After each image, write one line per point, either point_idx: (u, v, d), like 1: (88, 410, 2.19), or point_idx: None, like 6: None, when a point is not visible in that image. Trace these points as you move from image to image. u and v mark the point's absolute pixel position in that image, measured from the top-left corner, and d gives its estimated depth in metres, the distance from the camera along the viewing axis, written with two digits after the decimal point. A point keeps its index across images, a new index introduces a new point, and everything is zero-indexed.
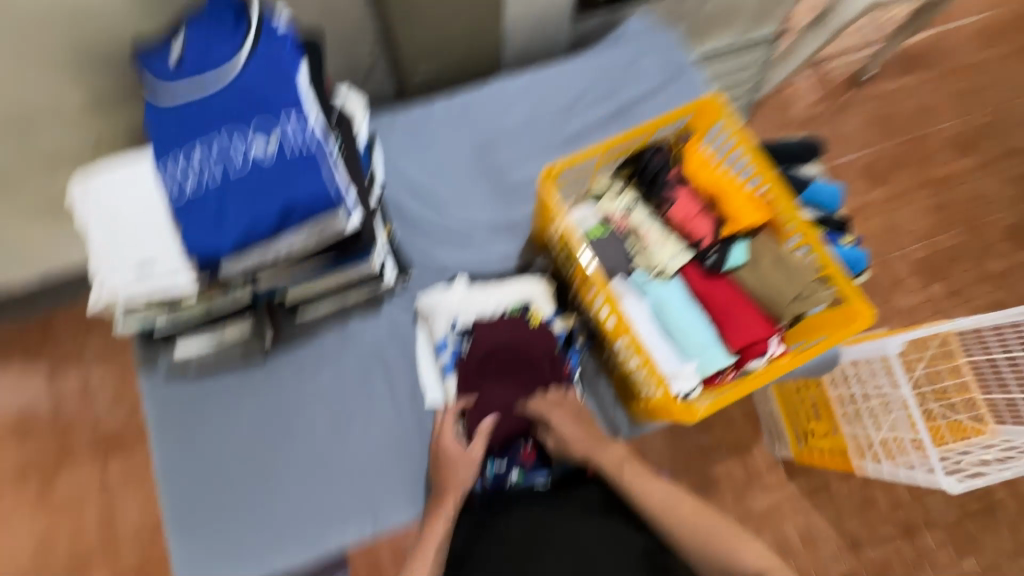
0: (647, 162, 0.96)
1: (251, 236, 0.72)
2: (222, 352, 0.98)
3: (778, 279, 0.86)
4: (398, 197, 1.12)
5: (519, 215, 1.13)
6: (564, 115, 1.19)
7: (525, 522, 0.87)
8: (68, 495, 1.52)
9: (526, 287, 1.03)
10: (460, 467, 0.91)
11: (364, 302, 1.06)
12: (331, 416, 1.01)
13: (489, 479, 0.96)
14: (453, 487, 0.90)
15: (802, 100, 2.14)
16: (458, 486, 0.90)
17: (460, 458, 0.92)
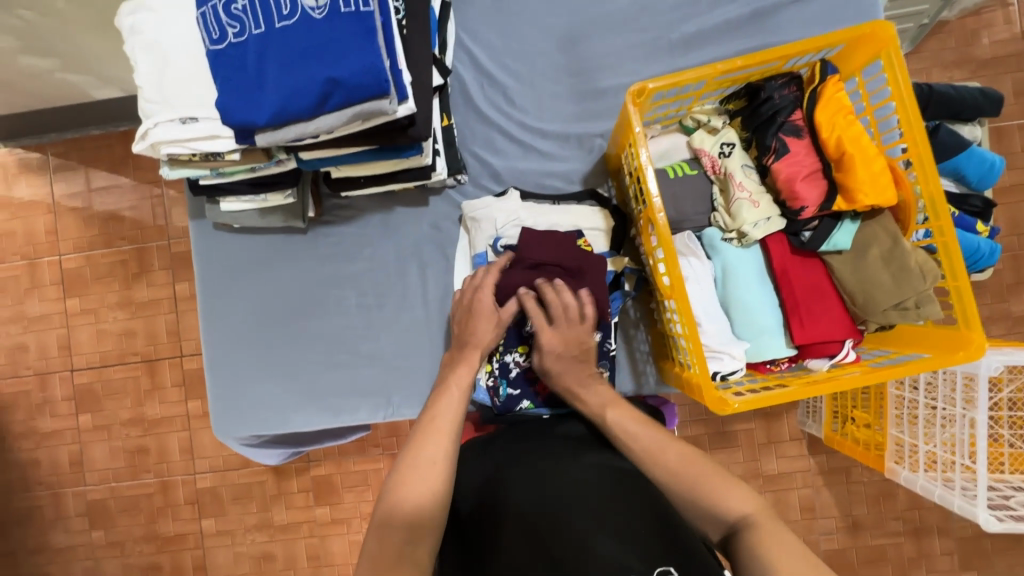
0: (766, 96, 0.76)
1: (290, 110, 0.64)
2: (265, 217, 0.95)
3: (880, 279, 0.71)
4: (467, 80, 1.00)
5: (596, 129, 0.98)
6: (682, 9, 0.97)
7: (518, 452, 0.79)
8: (144, 300, 1.71)
9: (583, 215, 0.92)
10: (480, 319, 0.84)
11: (412, 193, 1.00)
12: (361, 301, 1.01)
13: (501, 398, 0.92)
14: (475, 344, 0.84)
15: (995, 34, 1.71)
16: (480, 344, 0.84)
17: (486, 309, 0.85)
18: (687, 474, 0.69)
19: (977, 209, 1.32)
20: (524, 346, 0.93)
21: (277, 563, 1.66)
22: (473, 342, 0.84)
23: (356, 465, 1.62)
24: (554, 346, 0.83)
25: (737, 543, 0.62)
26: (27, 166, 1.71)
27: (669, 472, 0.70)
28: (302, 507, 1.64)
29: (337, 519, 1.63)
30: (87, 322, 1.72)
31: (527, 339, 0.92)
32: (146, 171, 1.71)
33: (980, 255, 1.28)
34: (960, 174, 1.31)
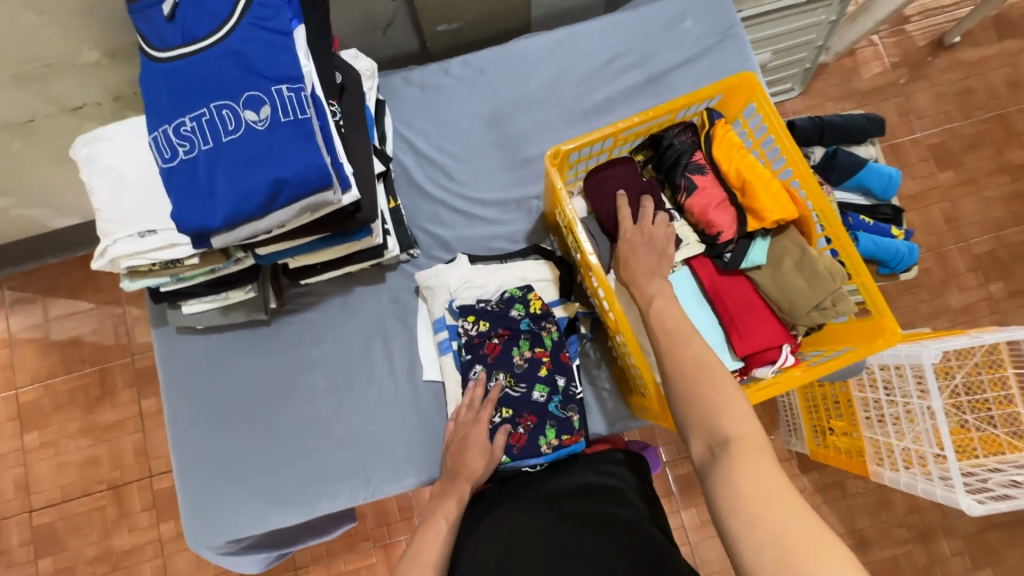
0: (669, 143, 0.87)
1: (242, 211, 0.70)
2: (227, 315, 0.98)
3: (799, 284, 0.78)
4: (408, 164, 1.09)
5: (530, 192, 1.07)
6: (589, 81, 1.10)
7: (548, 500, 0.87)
8: (108, 422, 1.65)
9: (529, 268, 0.98)
10: (473, 454, 0.87)
11: (369, 272, 1.05)
12: (328, 385, 1.02)
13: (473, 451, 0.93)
14: (467, 475, 0.86)
15: (870, 69, 1.98)
16: (471, 476, 0.86)
17: (480, 443, 0.88)
18: (701, 377, 0.64)
19: (888, 216, 1.46)
20: (507, 408, 0.92)
21: None
22: (464, 474, 0.86)
23: (346, 566, 1.50)
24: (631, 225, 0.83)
25: (719, 464, 0.57)
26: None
27: (689, 362, 0.66)
28: None
29: None
30: (46, 456, 1.64)
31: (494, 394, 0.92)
32: (107, 291, 1.72)
33: (901, 257, 1.41)
34: (865, 189, 1.46)
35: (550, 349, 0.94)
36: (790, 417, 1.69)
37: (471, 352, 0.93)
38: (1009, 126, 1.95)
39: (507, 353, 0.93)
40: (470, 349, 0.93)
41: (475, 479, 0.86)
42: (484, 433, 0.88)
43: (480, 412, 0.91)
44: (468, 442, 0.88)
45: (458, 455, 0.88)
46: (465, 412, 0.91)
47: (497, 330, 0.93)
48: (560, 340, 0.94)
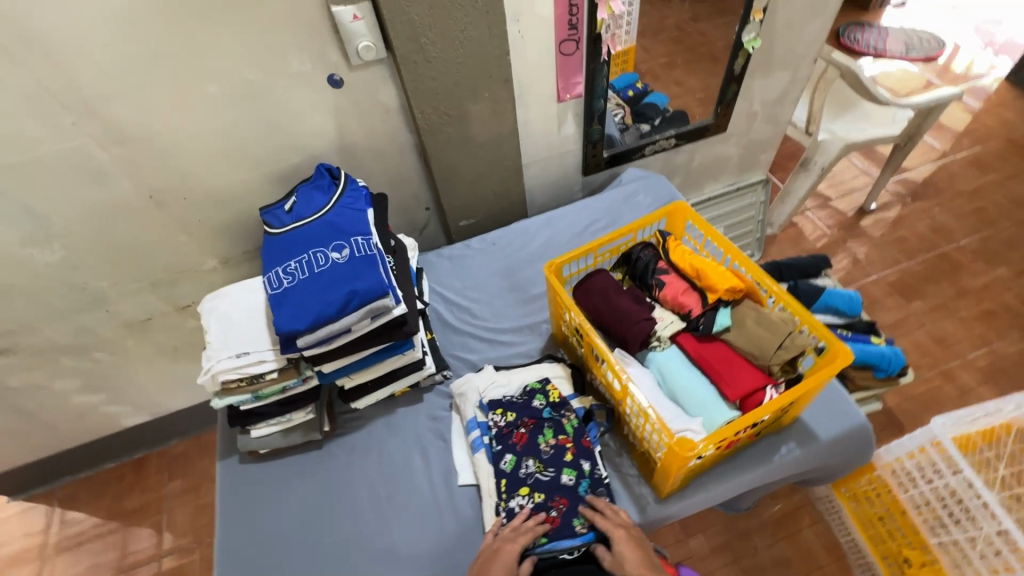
0: (636, 257, 1.15)
1: (324, 315, 0.96)
2: (287, 436, 1.13)
3: (761, 333, 0.97)
4: (440, 310, 1.37)
5: (540, 318, 1.32)
6: (575, 240, 1.47)
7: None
8: None
9: (546, 368, 1.16)
10: (499, 566, 0.89)
11: (409, 395, 1.23)
12: (371, 498, 1.09)
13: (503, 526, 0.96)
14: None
15: (813, 233, 2.40)
16: None
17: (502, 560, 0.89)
18: None
19: (865, 328, 1.63)
20: (525, 488, 0.99)
21: None
22: None
23: None
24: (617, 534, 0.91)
25: None
26: (29, 518, 1.75)
27: None
28: None
29: None
30: None
31: (525, 479, 1.00)
32: (152, 492, 1.78)
33: (889, 360, 1.51)
34: (835, 308, 1.63)
35: (572, 435, 1.03)
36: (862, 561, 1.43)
37: (501, 443, 1.04)
38: (952, 261, 2.25)
39: (533, 441, 1.03)
40: (500, 439, 1.04)
41: None
42: (514, 552, 0.90)
43: (519, 536, 0.93)
44: (498, 555, 0.90)
45: (483, 565, 0.90)
46: (507, 530, 0.94)
47: (523, 419, 1.05)
48: (580, 424, 1.04)
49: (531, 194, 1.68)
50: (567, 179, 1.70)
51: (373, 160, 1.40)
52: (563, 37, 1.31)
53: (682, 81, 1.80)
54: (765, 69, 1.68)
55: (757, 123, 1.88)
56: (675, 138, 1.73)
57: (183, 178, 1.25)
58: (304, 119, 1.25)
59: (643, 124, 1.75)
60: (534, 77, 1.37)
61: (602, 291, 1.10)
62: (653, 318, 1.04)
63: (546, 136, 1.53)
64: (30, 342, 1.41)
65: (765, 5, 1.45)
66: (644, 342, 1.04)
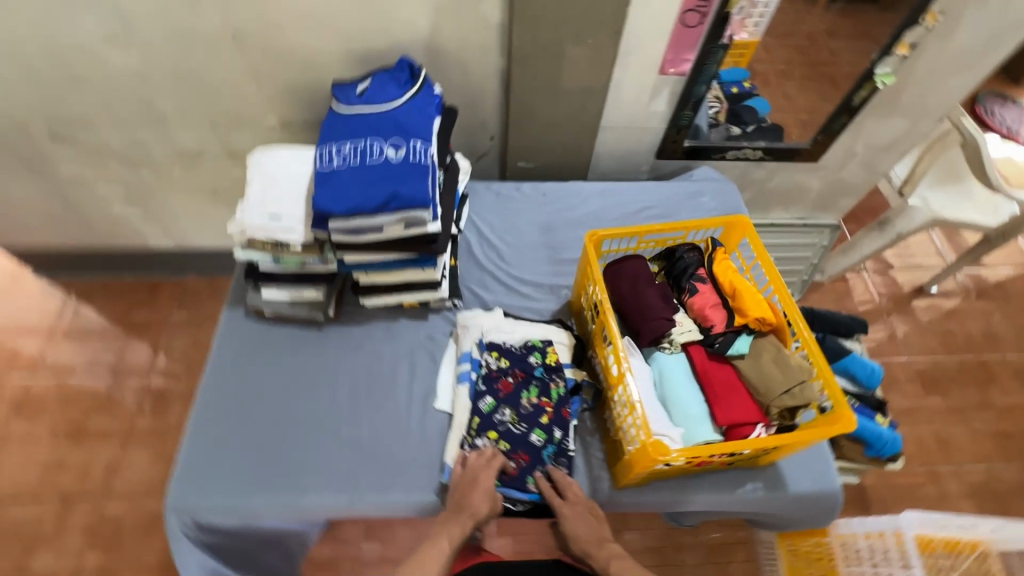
0: (679, 256, 1.11)
1: (362, 207, 0.97)
2: (293, 307, 1.17)
3: (774, 372, 0.93)
4: (471, 242, 1.36)
5: (563, 282, 1.31)
6: (624, 219, 1.43)
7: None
8: (97, 431, 1.68)
9: (552, 330, 1.16)
10: (479, 494, 0.94)
11: (415, 310, 1.25)
12: (351, 390, 1.13)
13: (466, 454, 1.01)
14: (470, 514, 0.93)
15: (861, 295, 2.30)
16: (474, 513, 0.93)
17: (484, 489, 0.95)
18: None
19: (873, 404, 1.57)
20: (494, 433, 1.02)
21: None
22: (469, 510, 0.93)
23: None
24: (577, 501, 0.97)
25: None
26: (49, 298, 1.88)
27: None
28: None
29: None
30: (19, 449, 1.64)
31: (496, 424, 1.03)
32: (160, 314, 1.89)
33: (884, 442, 1.48)
34: (851, 374, 1.59)
35: (554, 401, 1.05)
36: None
37: (486, 384, 1.06)
38: (989, 371, 2.15)
39: (517, 393, 1.05)
40: (487, 380, 1.06)
41: (476, 516, 0.93)
42: (492, 480, 0.96)
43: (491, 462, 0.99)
44: (478, 482, 0.95)
45: (464, 491, 0.95)
46: (475, 459, 0.99)
47: (514, 370, 1.07)
48: (565, 393, 1.06)
49: (597, 159, 1.62)
50: (638, 156, 1.63)
51: (455, 71, 1.35)
52: (690, 5, 1.22)
53: (791, 96, 1.64)
54: (886, 109, 1.54)
55: (853, 164, 1.75)
56: (761, 151, 1.65)
57: (268, 26, 1.23)
58: (402, 6, 1.20)
59: (734, 126, 1.65)
60: (645, 39, 1.29)
61: (631, 278, 1.08)
62: (673, 321, 1.02)
63: (634, 104, 1.45)
64: (88, 137, 1.45)
65: (917, 40, 1.37)
66: (655, 340, 1.02)
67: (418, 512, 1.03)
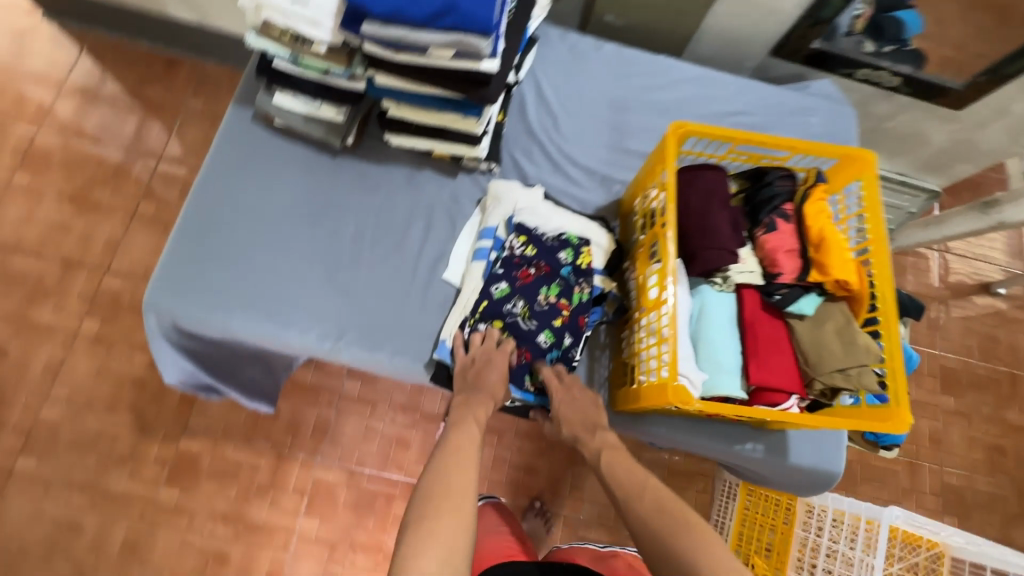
0: (769, 181, 0.91)
1: (405, 14, 0.75)
2: (307, 123, 1.00)
3: (834, 345, 0.80)
4: (527, 99, 1.13)
5: (618, 175, 1.11)
6: (711, 120, 1.18)
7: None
8: (101, 204, 1.61)
9: (592, 228, 1.00)
10: (496, 374, 0.90)
11: (444, 163, 1.08)
12: (356, 234, 1.02)
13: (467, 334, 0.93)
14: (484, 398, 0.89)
15: (923, 277, 2.08)
16: (492, 394, 0.89)
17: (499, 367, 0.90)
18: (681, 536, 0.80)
19: None
20: (500, 323, 0.93)
21: (84, 538, 1.40)
22: (486, 389, 0.89)
23: (235, 452, 1.48)
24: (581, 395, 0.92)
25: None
26: (57, 46, 1.69)
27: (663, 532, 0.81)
28: (150, 480, 1.45)
29: (178, 508, 1.43)
30: (23, 201, 1.59)
31: (505, 314, 0.93)
32: (173, 95, 1.70)
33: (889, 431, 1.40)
34: None
35: (573, 305, 0.93)
36: None
37: (504, 268, 0.94)
38: None
39: (535, 287, 0.93)
40: (506, 265, 0.94)
41: (492, 397, 0.89)
42: (507, 362, 0.90)
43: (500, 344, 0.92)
44: (494, 361, 0.90)
45: (479, 372, 0.90)
46: (478, 345, 0.91)
47: (539, 262, 0.94)
48: (588, 301, 0.94)
49: (701, 36, 1.31)
50: (752, 45, 1.31)
51: None
52: None
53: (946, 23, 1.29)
54: None
55: None
56: (902, 80, 1.31)
57: None
58: None
59: (869, 42, 1.29)
60: None
61: (702, 195, 0.90)
62: (737, 257, 0.85)
63: None
64: None
65: None
66: (707, 272, 0.87)
67: (410, 377, 0.99)
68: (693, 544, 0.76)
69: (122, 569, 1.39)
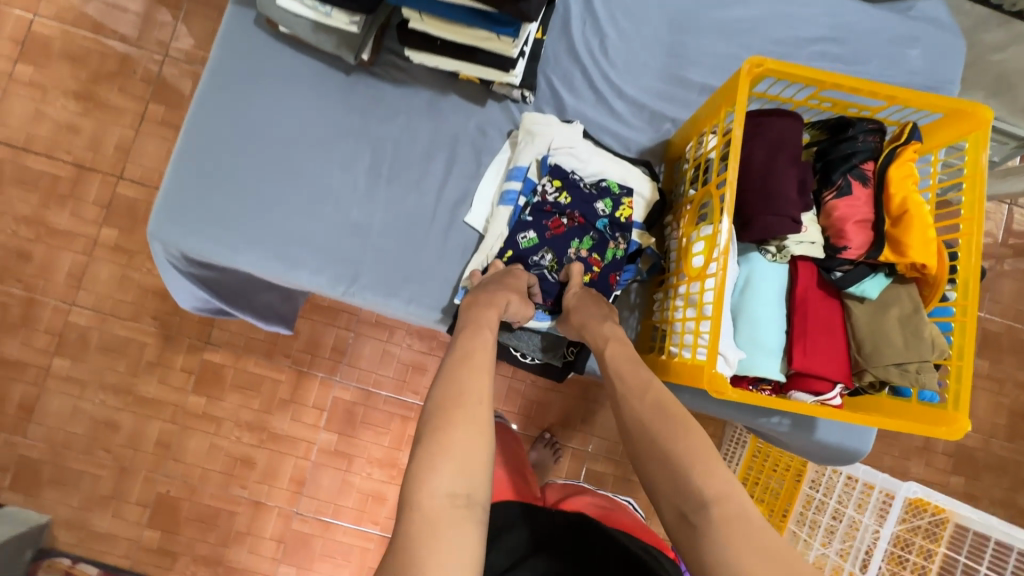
0: (853, 135, 0.77)
1: None
2: (317, 34, 0.87)
3: (895, 337, 0.72)
4: (572, 12, 0.96)
5: (669, 112, 0.97)
6: (788, 48, 0.99)
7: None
8: (107, 103, 1.48)
9: (635, 176, 0.89)
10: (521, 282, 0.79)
11: (472, 88, 0.95)
12: (372, 166, 0.92)
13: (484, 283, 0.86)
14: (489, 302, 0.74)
15: None
16: (516, 290, 0.77)
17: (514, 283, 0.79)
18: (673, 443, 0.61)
19: None
20: None
21: (120, 435, 1.42)
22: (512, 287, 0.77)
23: (256, 366, 1.45)
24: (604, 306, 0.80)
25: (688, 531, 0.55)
26: None
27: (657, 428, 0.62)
28: (176, 388, 1.44)
29: (207, 415, 1.43)
30: (27, 95, 1.47)
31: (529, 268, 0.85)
32: None
33: None
34: None
35: (605, 262, 0.85)
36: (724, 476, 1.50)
37: (534, 216, 0.85)
38: None
39: (567, 239, 0.85)
40: (536, 212, 0.84)
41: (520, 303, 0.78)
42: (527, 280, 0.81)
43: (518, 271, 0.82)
44: (515, 274, 0.80)
45: (500, 278, 0.79)
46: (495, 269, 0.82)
47: (573, 212, 0.84)
48: (621, 259, 0.85)
49: None
50: None
51: None
52: None
53: None
54: None
55: None
56: None
57: None
58: None
59: None
60: None
61: (768, 147, 0.77)
62: (800, 225, 0.74)
63: None
64: None
65: None
66: (762, 239, 0.77)
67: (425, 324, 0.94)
68: (702, 447, 0.59)
69: (158, 465, 1.41)
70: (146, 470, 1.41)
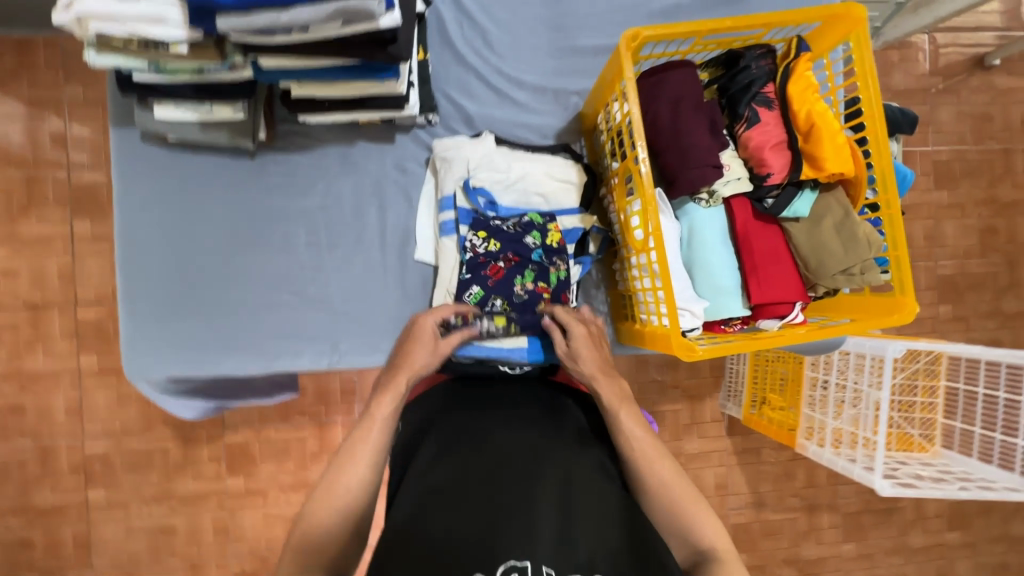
0: (746, 65, 0.79)
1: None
2: (206, 132, 0.85)
3: (834, 245, 0.77)
4: (446, 19, 0.94)
5: (572, 87, 0.97)
6: None
7: (455, 495, 0.63)
8: (33, 237, 1.39)
9: (558, 168, 0.93)
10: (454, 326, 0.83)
11: (378, 128, 0.94)
12: (313, 240, 0.93)
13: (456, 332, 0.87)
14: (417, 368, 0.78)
15: None
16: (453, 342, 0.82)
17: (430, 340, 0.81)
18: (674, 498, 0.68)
19: None
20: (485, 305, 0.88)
21: (179, 537, 1.47)
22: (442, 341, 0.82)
23: (278, 433, 1.48)
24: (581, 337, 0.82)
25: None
26: None
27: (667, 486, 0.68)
28: (212, 478, 1.47)
29: (250, 491, 1.47)
30: None
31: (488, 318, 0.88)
32: (46, 89, 1.37)
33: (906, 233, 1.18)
34: None
35: (552, 287, 0.89)
36: (733, 382, 1.51)
37: (471, 271, 0.88)
38: None
39: (509, 279, 0.88)
40: (473, 267, 0.88)
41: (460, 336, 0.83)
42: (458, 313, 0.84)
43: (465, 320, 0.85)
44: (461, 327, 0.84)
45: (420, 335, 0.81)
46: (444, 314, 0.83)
47: (506, 254, 0.88)
48: (567, 280, 0.90)
49: None
50: None
51: None
52: None
53: None
54: None
55: None
56: None
57: None
58: None
59: None
60: None
61: (667, 104, 0.78)
62: (721, 170, 0.77)
63: None
64: None
65: None
66: (691, 193, 0.79)
67: None
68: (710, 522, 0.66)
69: (224, 550, 1.47)
70: (216, 558, 1.47)
